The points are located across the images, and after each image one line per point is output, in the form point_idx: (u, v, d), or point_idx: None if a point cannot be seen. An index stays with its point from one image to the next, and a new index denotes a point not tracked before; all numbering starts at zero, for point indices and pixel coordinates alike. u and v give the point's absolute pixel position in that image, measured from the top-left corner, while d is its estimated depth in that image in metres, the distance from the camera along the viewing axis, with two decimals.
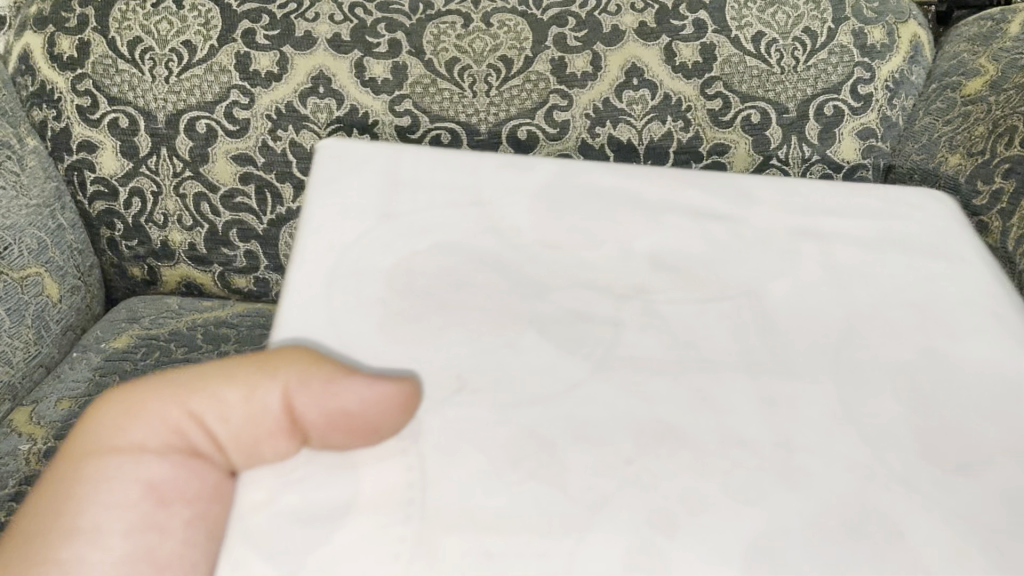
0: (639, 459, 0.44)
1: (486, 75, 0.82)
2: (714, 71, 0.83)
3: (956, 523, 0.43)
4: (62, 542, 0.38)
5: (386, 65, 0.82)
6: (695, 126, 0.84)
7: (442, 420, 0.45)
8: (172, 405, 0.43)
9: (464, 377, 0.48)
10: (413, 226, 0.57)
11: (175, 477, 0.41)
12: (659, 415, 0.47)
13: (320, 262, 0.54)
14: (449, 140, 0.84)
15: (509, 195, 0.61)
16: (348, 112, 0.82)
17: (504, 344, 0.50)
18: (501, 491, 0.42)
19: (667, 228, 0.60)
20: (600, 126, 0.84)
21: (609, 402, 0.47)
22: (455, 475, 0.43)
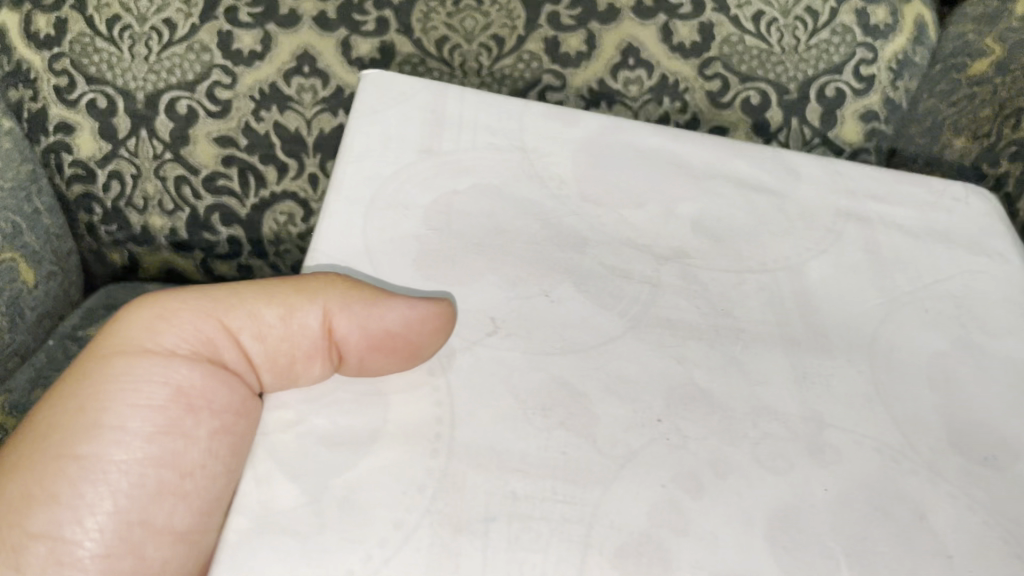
0: (655, 398, 0.51)
1: (476, 54, 0.79)
2: (711, 51, 0.80)
3: (889, 454, 0.51)
4: (85, 437, 0.46)
5: (373, 44, 0.79)
6: (693, 108, 0.81)
7: (475, 360, 0.50)
8: (202, 323, 0.49)
9: (501, 321, 0.52)
10: (452, 166, 0.60)
11: (207, 387, 0.49)
12: (686, 369, 0.53)
13: (359, 195, 0.57)
14: None
15: (557, 144, 0.63)
16: (333, 92, 0.79)
17: (542, 293, 0.54)
18: (529, 429, 0.48)
19: (699, 189, 0.63)
20: (595, 107, 0.81)
21: (638, 358, 0.52)
22: (491, 410, 0.49)
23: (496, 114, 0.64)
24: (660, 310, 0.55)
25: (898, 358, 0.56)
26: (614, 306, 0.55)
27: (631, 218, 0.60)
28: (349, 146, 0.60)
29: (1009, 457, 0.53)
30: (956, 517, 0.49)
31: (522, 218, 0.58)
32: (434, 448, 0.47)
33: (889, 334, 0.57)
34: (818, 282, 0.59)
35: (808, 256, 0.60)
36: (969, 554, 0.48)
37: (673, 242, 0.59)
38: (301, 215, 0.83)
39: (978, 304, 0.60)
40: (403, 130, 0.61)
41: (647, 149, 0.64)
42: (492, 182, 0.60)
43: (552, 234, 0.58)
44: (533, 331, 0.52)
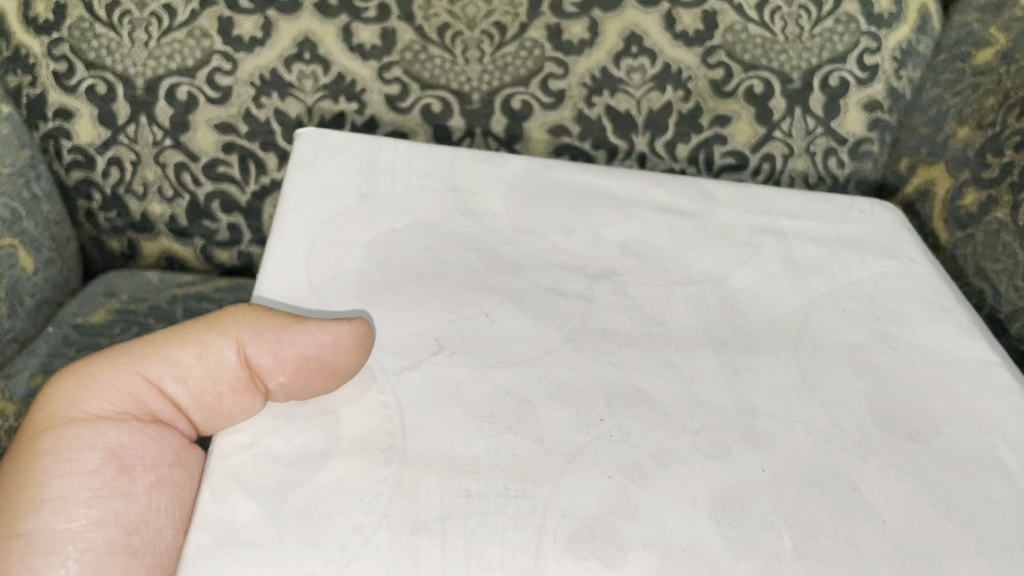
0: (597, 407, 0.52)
1: (479, 41, 0.78)
2: (715, 39, 0.79)
3: (823, 437, 0.52)
4: (25, 515, 0.43)
5: (374, 30, 0.78)
6: (696, 96, 0.81)
7: (425, 376, 0.52)
8: (123, 379, 0.48)
9: (444, 336, 0.54)
10: (388, 206, 0.64)
11: (142, 443, 0.47)
12: (633, 385, 0.54)
13: (301, 231, 0.60)
14: (439, 110, 0.81)
15: (483, 184, 0.68)
16: (334, 79, 0.79)
17: (480, 312, 0.57)
18: (473, 430, 0.49)
19: (629, 220, 0.68)
20: (597, 95, 0.81)
21: (580, 366, 0.54)
22: (436, 417, 0.49)
23: (427, 159, 0.69)
24: (595, 322, 0.58)
25: (823, 351, 0.59)
26: (552, 321, 0.57)
27: (560, 246, 0.64)
28: (289, 194, 0.63)
29: (929, 431, 0.55)
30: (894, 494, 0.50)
31: (459, 248, 0.61)
32: (386, 456, 0.47)
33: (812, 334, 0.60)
34: (742, 291, 0.63)
35: (730, 267, 0.65)
36: (902, 517, 0.49)
37: (602, 264, 0.63)
38: None
39: (889, 302, 0.64)
40: (343, 176, 0.66)
41: (571, 188, 0.69)
42: (427, 219, 0.64)
43: (489, 262, 0.61)
44: (477, 348, 0.54)
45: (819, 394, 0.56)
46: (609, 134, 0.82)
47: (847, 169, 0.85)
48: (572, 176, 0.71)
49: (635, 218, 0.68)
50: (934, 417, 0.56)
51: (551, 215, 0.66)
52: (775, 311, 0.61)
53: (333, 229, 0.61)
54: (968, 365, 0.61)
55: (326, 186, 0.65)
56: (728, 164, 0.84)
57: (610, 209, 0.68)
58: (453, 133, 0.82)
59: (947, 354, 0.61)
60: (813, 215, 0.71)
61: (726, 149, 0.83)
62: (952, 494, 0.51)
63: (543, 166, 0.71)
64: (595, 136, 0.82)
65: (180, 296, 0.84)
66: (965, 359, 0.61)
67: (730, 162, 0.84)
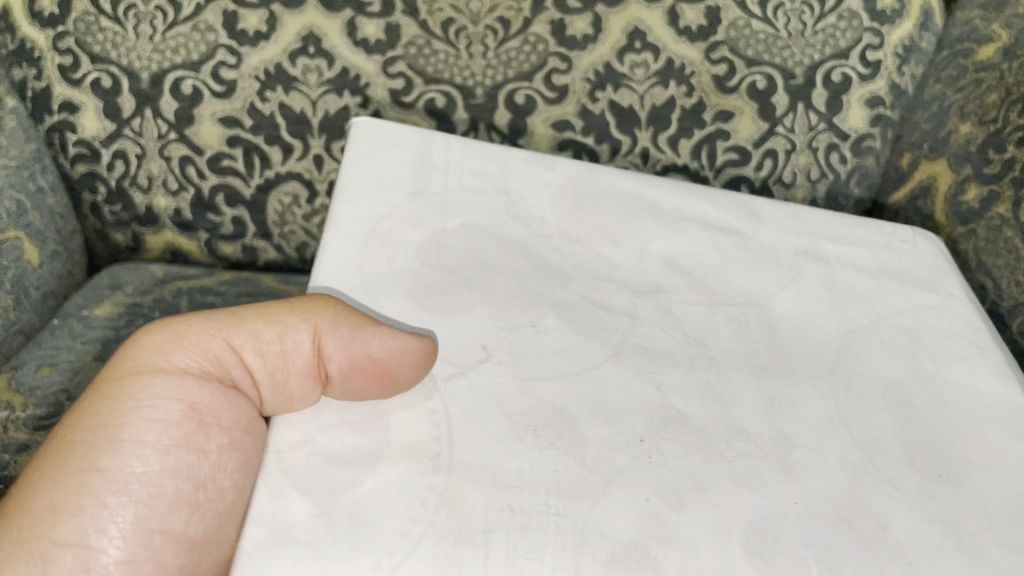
0: (640, 428, 0.53)
1: (482, 36, 0.79)
2: (719, 35, 0.80)
3: (859, 477, 0.53)
4: (105, 451, 0.46)
5: (378, 25, 0.78)
6: (699, 92, 0.81)
7: (471, 384, 0.53)
8: (207, 344, 0.51)
9: (492, 348, 0.55)
10: (441, 206, 0.64)
11: (219, 404, 0.50)
12: (672, 405, 0.54)
13: (355, 231, 0.60)
14: (443, 104, 0.81)
15: (537, 188, 0.68)
16: (339, 73, 0.79)
17: (526, 321, 0.57)
18: (518, 446, 0.50)
19: (675, 232, 0.67)
20: (601, 90, 0.81)
21: (622, 384, 0.55)
22: (484, 429, 0.50)
23: (481, 158, 0.69)
24: (638, 339, 0.58)
25: (858, 380, 0.59)
26: (595, 334, 0.58)
27: (608, 256, 0.64)
28: (343, 185, 0.64)
29: (959, 474, 0.55)
30: (918, 536, 0.51)
31: (508, 254, 0.62)
32: (434, 466, 0.48)
33: (845, 363, 0.60)
34: (782, 314, 0.63)
35: (772, 289, 0.65)
36: (927, 562, 0.50)
37: (647, 278, 0.63)
38: (306, 197, 0.84)
39: (927, 336, 0.64)
40: (396, 174, 0.65)
41: (620, 195, 0.69)
42: (477, 223, 0.63)
43: (536, 270, 0.61)
44: (522, 360, 0.55)
45: (854, 425, 0.56)
46: (612, 129, 0.82)
47: (850, 165, 0.85)
48: (620, 185, 0.70)
49: (681, 233, 0.67)
50: (964, 459, 0.56)
51: (599, 222, 0.66)
52: (814, 336, 0.62)
53: (387, 230, 0.61)
54: (1002, 408, 0.61)
55: (381, 182, 0.64)
56: (730, 159, 0.84)
57: (656, 221, 0.68)
58: (456, 128, 0.82)
59: (978, 394, 0.61)
60: (856, 240, 0.70)
61: (729, 144, 0.83)
62: (975, 538, 0.52)
63: (593, 173, 0.70)
64: (599, 131, 0.83)
65: (185, 289, 0.84)
66: (1000, 406, 0.61)
67: (732, 157, 0.84)
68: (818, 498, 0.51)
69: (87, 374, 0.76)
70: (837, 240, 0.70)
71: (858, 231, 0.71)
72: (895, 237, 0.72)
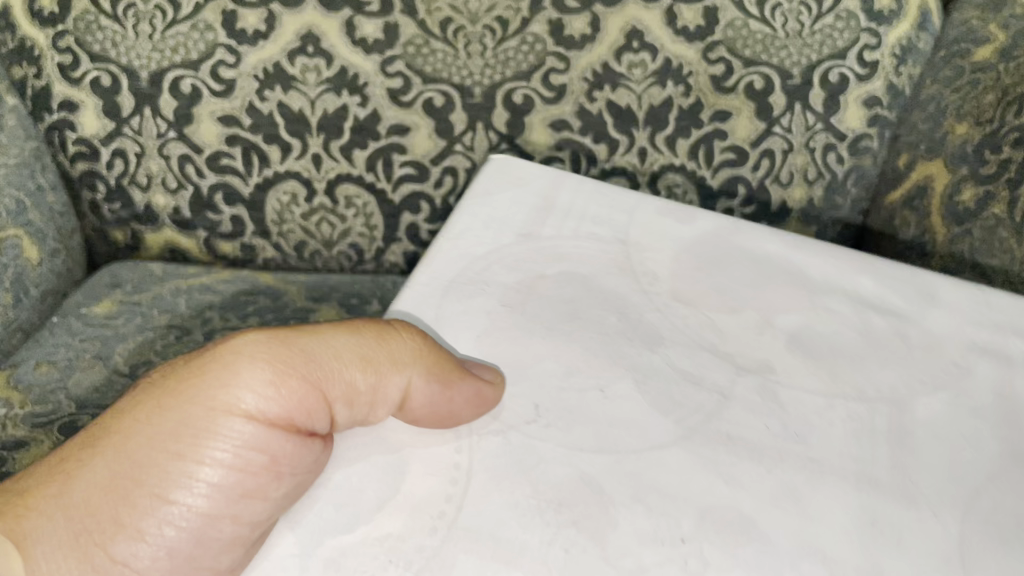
0: (685, 471, 0.44)
1: (481, 36, 0.79)
2: (717, 35, 0.80)
3: None
4: (175, 483, 0.42)
5: (377, 24, 0.78)
6: (697, 92, 0.82)
7: (502, 443, 0.44)
8: (290, 394, 0.43)
9: (543, 407, 0.46)
10: (513, 237, 0.58)
11: (296, 452, 0.43)
12: (727, 462, 0.44)
13: (435, 279, 0.53)
14: (441, 103, 0.81)
15: (612, 210, 0.61)
16: (337, 73, 0.79)
17: (592, 385, 0.47)
18: (529, 524, 0.41)
19: (763, 259, 0.58)
20: (599, 90, 0.81)
21: (683, 469, 0.44)
22: (490, 513, 0.41)
23: (606, 206, 0.61)
24: (721, 424, 0.46)
25: (989, 445, 0.47)
26: (671, 411, 0.47)
27: (718, 319, 0.53)
28: (452, 223, 0.58)
29: None
30: None
31: (568, 277, 0.54)
32: (434, 527, 0.41)
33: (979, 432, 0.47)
34: (884, 330, 0.53)
35: (870, 308, 0.55)
36: None
37: (727, 298, 0.54)
38: (304, 195, 0.83)
39: None
40: (555, 217, 0.60)
41: (755, 254, 0.58)
42: (561, 250, 0.57)
43: (592, 294, 0.53)
44: (572, 426, 0.45)
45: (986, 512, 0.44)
46: (610, 129, 0.83)
47: (848, 165, 0.84)
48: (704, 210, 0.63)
49: (767, 269, 0.57)
50: None
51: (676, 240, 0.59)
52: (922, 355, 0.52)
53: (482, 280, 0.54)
54: None
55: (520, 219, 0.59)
56: (728, 159, 0.84)
57: (743, 236, 0.59)
58: (454, 127, 0.81)
59: None
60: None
61: (726, 144, 0.83)
62: None
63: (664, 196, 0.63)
64: (596, 130, 0.83)
65: (183, 287, 0.83)
66: None
67: (730, 157, 0.84)
68: (933, 537, 0.42)
69: (84, 371, 0.75)
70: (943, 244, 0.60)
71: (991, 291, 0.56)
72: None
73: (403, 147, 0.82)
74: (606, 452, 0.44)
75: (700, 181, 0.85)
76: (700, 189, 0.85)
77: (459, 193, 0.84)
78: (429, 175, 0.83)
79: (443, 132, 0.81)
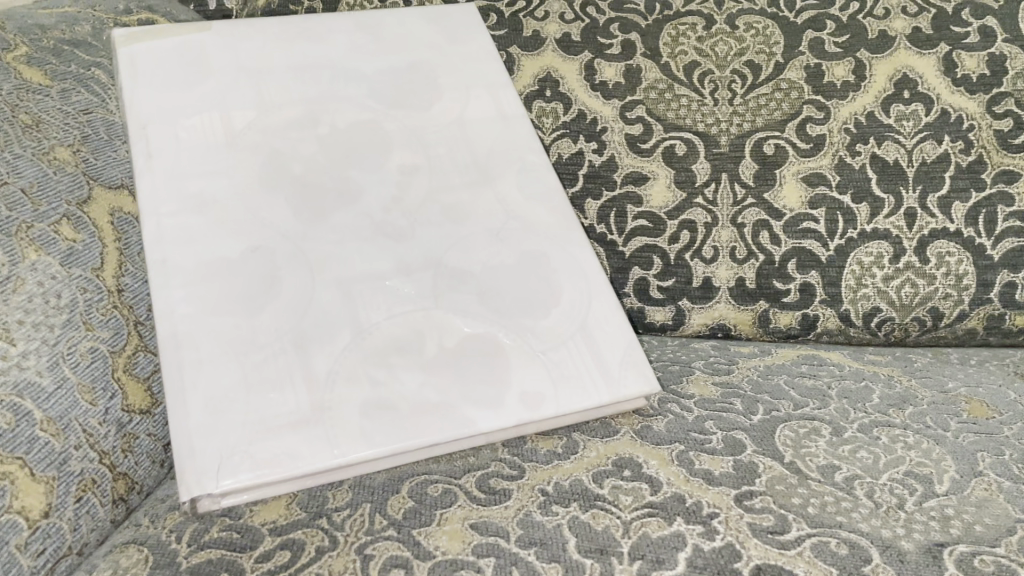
0: (321, 311, 0.58)
1: (729, 81, 0.75)
2: (1003, 86, 0.74)
3: (515, 327, 0.61)
4: None
5: (618, 67, 0.76)
6: (979, 148, 0.74)
7: (197, 313, 0.57)
8: None
9: (441, 296, 0.61)
10: (391, 286, 0.61)
11: None
12: (246, 347, 0.56)
13: (329, 270, 0.60)
14: (683, 152, 0.74)
15: (390, 295, 0.60)
16: (575, 117, 0.75)
17: (373, 280, 0.61)
18: (230, 315, 0.57)
19: (439, 377, 0.57)
20: (862, 143, 0.74)
21: (392, 313, 0.60)
22: (192, 285, 0.57)
23: (388, 290, 0.60)
24: (314, 304, 0.59)
25: (458, 340, 0.60)
26: (377, 316, 0.59)
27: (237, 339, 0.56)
28: (508, 271, 0.64)
29: (569, 304, 0.64)
30: (560, 328, 0.62)
31: (432, 374, 0.57)
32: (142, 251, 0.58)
33: (485, 304, 0.62)
34: (273, 324, 0.57)
35: (341, 276, 0.60)
36: (622, 362, 0.61)
37: (478, 408, 0.57)
38: None
39: (510, 286, 0.63)
40: (472, 59, 0.74)
41: (582, 342, 0.62)
42: (473, 374, 0.58)
43: (328, 308, 0.59)
44: (429, 325, 0.60)
45: (488, 295, 0.62)
46: (874, 186, 0.73)
47: None
48: (332, 259, 0.61)
49: (352, 294, 0.60)
50: (594, 390, 0.59)
51: (594, 344, 0.62)
52: (538, 303, 0.63)
53: (195, 61, 0.67)
54: (472, 326, 0.61)
55: (339, 70, 0.70)
56: (1013, 227, 0.73)
57: (448, 367, 0.58)
58: (697, 178, 0.74)
59: (501, 276, 0.64)
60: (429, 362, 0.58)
61: (1010, 210, 0.73)
62: (593, 346, 0.62)
63: (439, 321, 0.60)
64: (858, 187, 0.73)
65: None
66: (553, 325, 0.62)
67: (1015, 225, 0.73)
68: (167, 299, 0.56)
69: None
70: (573, 301, 0.64)
71: (599, 341, 0.62)
72: (524, 294, 0.63)
73: (640, 198, 0.74)
74: (342, 317, 0.59)
75: (979, 251, 0.73)
76: (978, 259, 0.73)
77: (694, 249, 0.74)
78: (664, 229, 0.74)
79: (684, 183, 0.74)
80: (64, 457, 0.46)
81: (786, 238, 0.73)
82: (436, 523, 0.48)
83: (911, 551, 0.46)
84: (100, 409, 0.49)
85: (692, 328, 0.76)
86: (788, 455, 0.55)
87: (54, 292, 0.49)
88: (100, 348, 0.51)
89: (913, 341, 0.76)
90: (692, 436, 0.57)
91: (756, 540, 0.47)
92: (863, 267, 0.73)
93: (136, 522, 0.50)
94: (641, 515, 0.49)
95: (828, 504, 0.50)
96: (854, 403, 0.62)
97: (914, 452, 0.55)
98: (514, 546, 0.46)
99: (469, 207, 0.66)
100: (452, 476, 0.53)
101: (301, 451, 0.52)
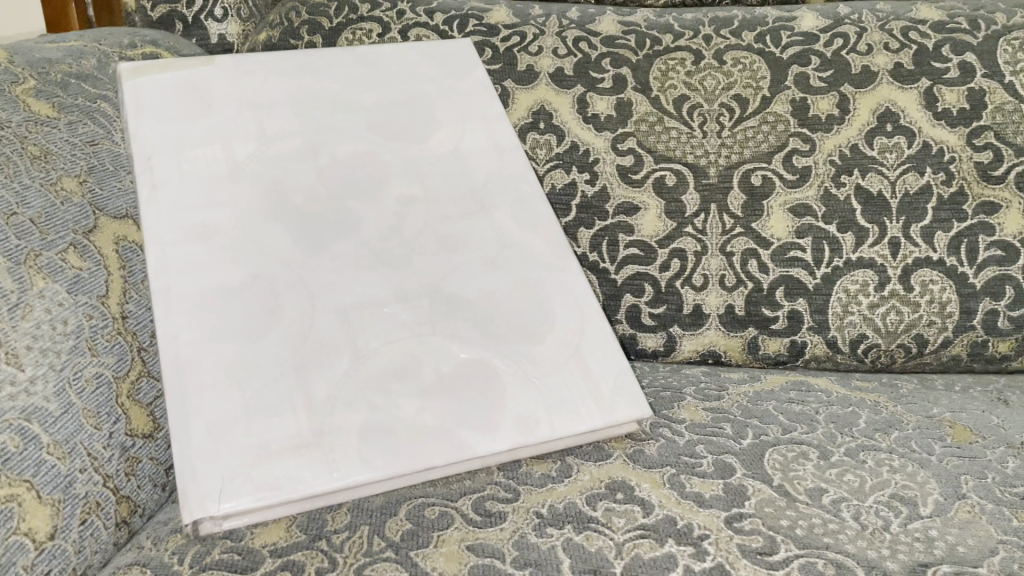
0: (322, 338, 0.60)
1: (718, 114, 0.77)
2: (983, 119, 0.77)
3: (511, 353, 0.63)
4: None
5: (609, 100, 0.78)
6: (960, 179, 0.76)
7: (200, 339, 0.58)
8: None
9: (438, 322, 0.63)
10: (390, 314, 0.62)
11: None
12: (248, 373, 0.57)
13: (329, 297, 0.62)
14: (673, 182, 0.76)
15: (388, 322, 0.62)
16: (568, 149, 0.77)
17: (371, 307, 0.62)
18: (232, 342, 0.58)
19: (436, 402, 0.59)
20: (847, 174, 0.76)
21: (391, 339, 0.61)
22: (195, 312, 0.59)
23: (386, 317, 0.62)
24: (314, 331, 0.60)
25: (454, 365, 0.61)
26: (376, 343, 0.60)
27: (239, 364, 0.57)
28: (504, 298, 0.66)
29: (563, 330, 0.65)
30: (554, 354, 0.64)
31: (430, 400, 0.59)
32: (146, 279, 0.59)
33: (481, 331, 0.63)
34: (274, 351, 0.58)
35: (340, 304, 0.62)
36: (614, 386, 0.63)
37: (475, 432, 0.58)
38: None
39: (506, 313, 0.65)
40: (467, 92, 0.76)
41: (576, 368, 0.63)
42: (470, 399, 0.60)
43: (327, 335, 0.60)
44: (427, 351, 0.61)
45: (483, 322, 0.64)
46: (859, 217, 0.75)
47: None
48: (332, 287, 0.62)
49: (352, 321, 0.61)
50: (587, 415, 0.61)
51: (587, 370, 0.64)
52: (533, 329, 0.65)
53: (198, 94, 0.69)
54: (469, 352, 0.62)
55: (339, 103, 0.72)
56: (995, 255, 0.75)
57: (445, 391, 0.60)
58: (687, 208, 0.76)
59: (497, 303, 0.65)
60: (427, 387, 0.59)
61: (992, 239, 0.75)
62: (586, 372, 0.63)
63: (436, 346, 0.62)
64: (843, 217, 0.75)
65: None
66: (547, 351, 0.64)
67: (996, 253, 0.75)
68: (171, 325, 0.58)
69: None
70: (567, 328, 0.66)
71: (592, 367, 0.64)
72: (519, 321, 0.65)
73: (631, 227, 0.76)
74: (341, 343, 0.60)
75: (962, 278, 0.75)
76: (961, 287, 0.75)
77: (685, 276, 0.76)
78: (655, 258, 0.76)
79: (675, 213, 0.76)
80: (69, 480, 0.47)
81: (774, 267, 0.75)
82: (433, 545, 0.49)
83: (896, 571, 0.47)
84: (104, 433, 0.51)
85: (683, 353, 0.77)
86: (776, 478, 0.56)
87: (62, 318, 0.50)
88: (105, 374, 0.53)
89: (900, 367, 0.78)
90: (682, 460, 0.59)
91: (746, 560, 0.48)
92: (849, 295, 0.75)
93: (139, 545, 0.51)
94: (633, 537, 0.50)
95: (815, 526, 0.51)
96: (841, 428, 0.64)
97: (899, 475, 0.57)
98: (510, 567, 0.47)
99: (465, 236, 0.68)
100: (449, 499, 0.54)
101: (302, 475, 0.53)
